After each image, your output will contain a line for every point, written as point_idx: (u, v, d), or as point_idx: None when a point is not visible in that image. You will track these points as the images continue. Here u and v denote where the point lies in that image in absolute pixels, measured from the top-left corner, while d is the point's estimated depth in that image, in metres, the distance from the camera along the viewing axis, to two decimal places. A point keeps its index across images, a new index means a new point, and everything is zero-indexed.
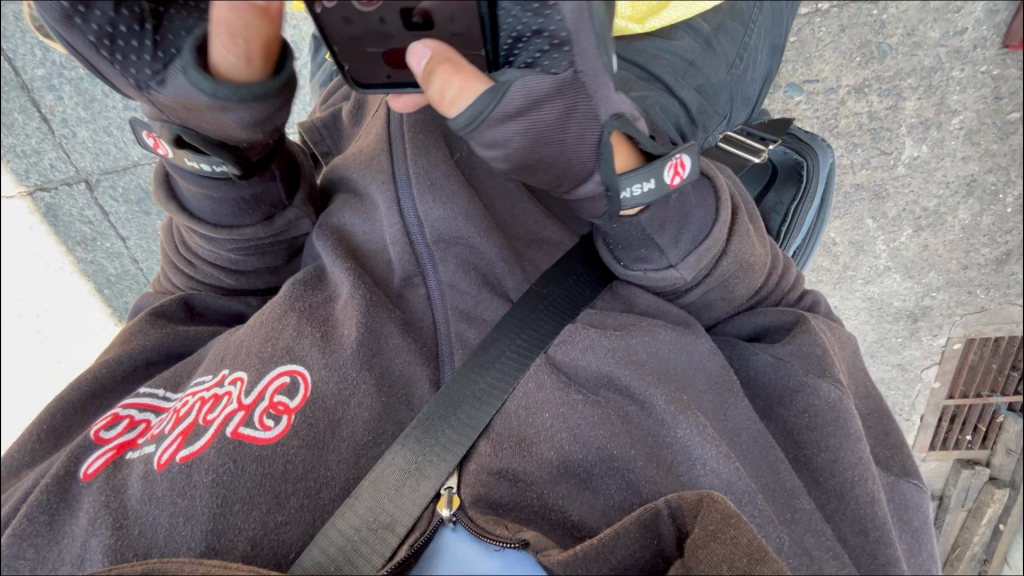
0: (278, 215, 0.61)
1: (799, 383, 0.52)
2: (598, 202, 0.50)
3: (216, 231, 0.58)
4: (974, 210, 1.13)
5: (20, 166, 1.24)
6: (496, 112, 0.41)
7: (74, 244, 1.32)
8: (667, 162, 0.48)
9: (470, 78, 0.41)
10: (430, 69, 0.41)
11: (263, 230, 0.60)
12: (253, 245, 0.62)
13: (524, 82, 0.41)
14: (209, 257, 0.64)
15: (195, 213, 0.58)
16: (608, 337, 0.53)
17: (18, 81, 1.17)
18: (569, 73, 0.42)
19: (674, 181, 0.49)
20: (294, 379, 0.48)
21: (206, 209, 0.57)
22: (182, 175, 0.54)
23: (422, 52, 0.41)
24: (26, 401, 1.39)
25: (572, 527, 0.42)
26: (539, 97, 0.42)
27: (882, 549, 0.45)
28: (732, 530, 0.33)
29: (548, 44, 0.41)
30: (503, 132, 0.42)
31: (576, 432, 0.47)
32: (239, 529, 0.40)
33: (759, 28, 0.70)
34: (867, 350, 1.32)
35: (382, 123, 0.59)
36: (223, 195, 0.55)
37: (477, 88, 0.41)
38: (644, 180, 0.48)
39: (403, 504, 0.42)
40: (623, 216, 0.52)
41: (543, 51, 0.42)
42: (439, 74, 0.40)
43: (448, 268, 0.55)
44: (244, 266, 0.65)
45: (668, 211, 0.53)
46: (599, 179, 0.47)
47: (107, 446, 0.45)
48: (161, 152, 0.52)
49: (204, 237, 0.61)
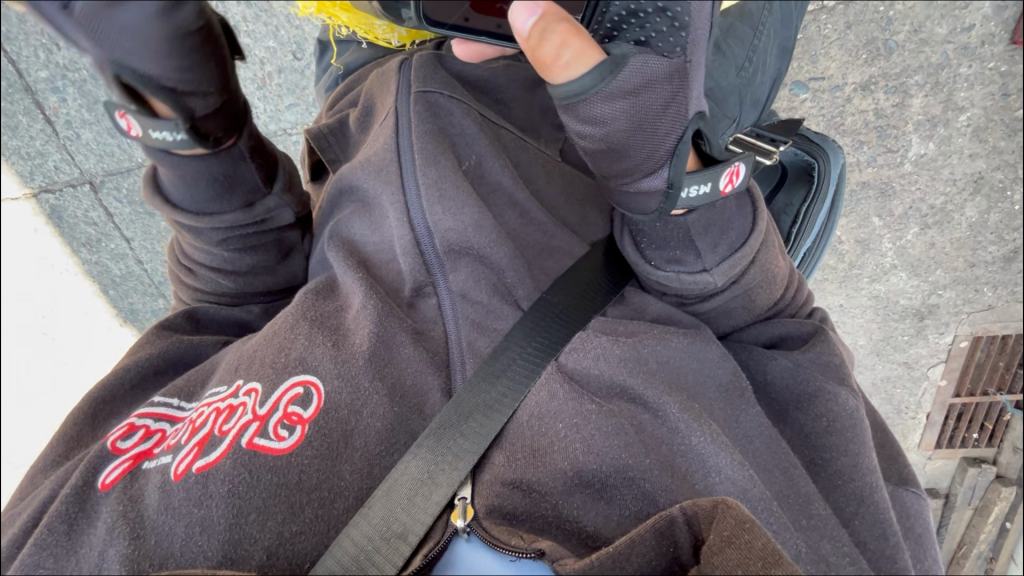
0: (258, 202, 0.63)
1: (818, 388, 0.52)
2: (654, 198, 0.51)
3: (198, 218, 0.59)
4: (981, 208, 1.12)
5: (25, 168, 1.24)
6: (610, 87, 0.43)
7: (79, 245, 1.33)
8: (726, 168, 0.51)
9: (587, 45, 0.42)
10: (549, 23, 0.40)
11: (245, 215, 0.62)
12: (241, 237, 0.64)
13: (643, 60, 0.44)
14: (205, 260, 0.65)
15: (177, 204, 0.60)
16: (621, 345, 0.53)
17: (21, 83, 1.16)
18: (681, 59, 0.46)
19: (727, 188, 0.53)
20: (308, 389, 0.48)
21: (186, 195, 0.58)
22: (152, 153, 0.55)
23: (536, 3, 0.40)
24: (27, 406, 1.36)
25: (586, 537, 0.42)
26: (646, 80, 0.44)
27: (899, 553, 0.44)
28: (747, 534, 0.32)
29: (666, 26, 0.46)
30: (605, 110, 0.44)
31: (590, 442, 0.46)
32: (254, 540, 0.40)
33: (768, 30, 0.69)
34: (872, 348, 1.31)
35: (389, 132, 0.58)
36: (198, 175, 0.57)
37: (592, 57, 0.43)
38: (701, 182, 0.50)
39: (416, 513, 0.41)
40: (672, 216, 0.53)
41: (657, 33, 0.46)
42: (562, 33, 0.41)
43: (459, 278, 0.55)
44: (239, 264, 0.66)
45: (714, 216, 0.54)
46: (665, 175, 0.49)
47: (124, 456, 0.45)
48: (132, 132, 0.52)
49: (192, 232, 0.62)
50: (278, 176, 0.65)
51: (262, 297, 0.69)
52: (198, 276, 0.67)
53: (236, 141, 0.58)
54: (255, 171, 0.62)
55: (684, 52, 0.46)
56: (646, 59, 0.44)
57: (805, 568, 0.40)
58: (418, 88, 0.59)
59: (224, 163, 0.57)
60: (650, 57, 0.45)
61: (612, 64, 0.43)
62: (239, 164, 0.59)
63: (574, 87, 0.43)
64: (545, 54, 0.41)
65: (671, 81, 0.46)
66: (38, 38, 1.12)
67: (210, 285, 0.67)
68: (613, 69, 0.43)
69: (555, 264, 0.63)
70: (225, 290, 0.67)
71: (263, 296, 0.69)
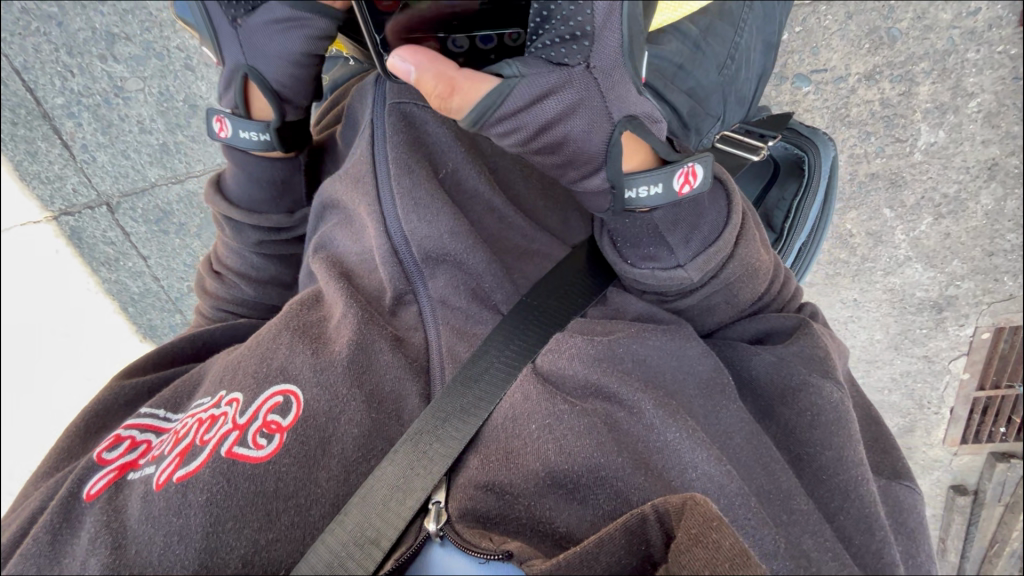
0: (298, 210, 0.74)
1: (803, 382, 0.51)
2: (603, 198, 0.55)
3: (245, 214, 0.70)
4: (997, 195, 1.08)
5: (45, 192, 1.28)
6: (498, 112, 0.48)
7: (99, 264, 1.36)
8: (678, 169, 0.53)
9: (475, 82, 0.48)
10: (423, 83, 0.48)
11: (285, 221, 0.72)
12: (272, 243, 0.73)
13: (529, 81, 0.48)
14: (236, 264, 0.74)
15: (234, 202, 0.71)
16: (596, 345, 0.52)
17: (40, 110, 1.20)
18: (582, 67, 0.49)
19: (683, 189, 0.54)
20: (287, 398, 0.49)
21: (245, 194, 0.70)
22: (235, 155, 0.69)
23: (405, 67, 0.48)
24: (59, 415, 1.46)
25: (560, 537, 0.42)
26: (546, 91, 0.49)
27: (886, 549, 0.43)
28: (714, 533, 0.33)
29: (569, 35, 0.48)
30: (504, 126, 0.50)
31: (562, 443, 0.46)
32: (231, 548, 0.41)
33: (750, 28, 0.69)
34: (890, 343, 1.28)
35: (366, 145, 0.59)
36: (261, 176, 0.69)
37: (481, 91, 0.48)
38: (652, 182, 0.53)
39: (390, 517, 0.42)
40: (637, 212, 0.55)
41: (561, 39, 0.49)
42: (436, 90, 0.48)
43: (437, 284, 0.56)
44: (262, 272, 0.74)
45: (684, 212, 0.55)
46: (605, 175, 0.52)
47: (108, 467, 0.46)
48: (223, 134, 0.66)
49: (234, 229, 0.72)
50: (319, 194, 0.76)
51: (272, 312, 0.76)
52: (225, 280, 0.75)
53: (297, 155, 0.70)
54: (304, 185, 0.73)
55: (588, 59, 0.49)
56: (540, 75, 0.48)
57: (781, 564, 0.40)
58: (393, 100, 0.60)
59: (279, 171, 0.69)
60: (541, 74, 0.48)
61: (497, 91, 0.47)
62: (294, 174, 0.71)
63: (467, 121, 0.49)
64: (434, 103, 0.49)
65: (572, 89, 0.49)
66: (54, 66, 1.15)
67: (232, 289, 0.75)
68: (500, 97, 0.47)
69: (537, 267, 0.63)
70: (244, 297, 0.74)
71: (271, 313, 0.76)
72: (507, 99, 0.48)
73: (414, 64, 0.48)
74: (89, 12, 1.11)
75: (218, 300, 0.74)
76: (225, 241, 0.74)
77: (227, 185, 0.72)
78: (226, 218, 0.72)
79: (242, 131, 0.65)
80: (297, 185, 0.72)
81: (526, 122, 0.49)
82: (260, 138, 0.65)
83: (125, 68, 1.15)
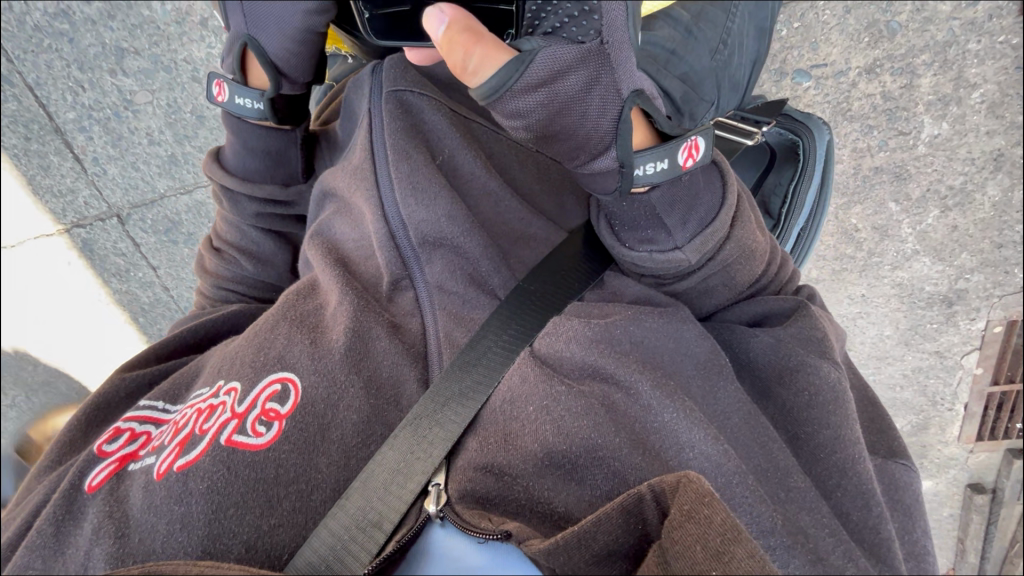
0: (292, 185, 0.75)
1: (799, 362, 0.51)
2: (610, 178, 0.54)
3: (240, 181, 0.72)
4: (1005, 185, 1.06)
5: (57, 206, 1.30)
6: (518, 83, 0.46)
7: (110, 276, 1.39)
8: (680, 144, 0.53)
9: (498, 50, 0.46)
10: (450, 34, 0.45)
11: (279, 191, 0.73)
12: (268, 217, 0.75)
13: (547, 53, 0.46)
14: (235, 239, 0.76)
15: (230, 170, 0.73)
16: (592, 328, 0.52)
17: (52, 125, 1.23)
18: (595, 41, 0.48)
19: (687, 163, 0.54)
20: (285, 386, 0.49)
21: (242, 163, 0.72)
22: (232, 122, 0.71)
23: (439, 17, 0.45)
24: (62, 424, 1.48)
25: (559, 518, 0.42)
26: (564, 66, 0.47)
27: (883, 524, 0.43)
28: (706, 509, 0.33)
29: (578, 12, 0.50)
30: (522, 103, 0.47)
31: (560, 424, 0.46)
32: (233, 533, 0.41)
33: (742, 14, 0.71)
34: (900, 338, 1.24)
35: (364, 136, 0.60)
36: (257, 145, 0.71)
37: (503, 60, 0.46)
38: (657, 159, 0.53)
39: (390, 500, 0.42)
40: (634, 194, 0.55)
41: (570, 18, 0.50)
42: (461, 42, 0.45)
43: (435, 270, 0.56)
44: (260, 247, 0.76)
45: (681, 192, 0.55)
46: (615, 155, 0.52)
47: (109, 459, 0.47)
48: (219, 97, 0.68)
49: (231, 203, 0.74)
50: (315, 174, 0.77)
51: (272, 290, 0.77)
52: (225, 256, 0.76)
53: (295, 129, 0.72)
54: (300, 159, 0.74)
55: (599, 35, 0.49)
56: (557, 47, 0.47)
57: (778, 541, 0.39)
58: (389, 88, 0.61)
59: (274, 141, 0.71)
60: (558, 46, 0.47)
61: (519, 60, 0.45)
62: (289, 148, 0.73)
63: (481, 91, 0.46)
64: (451, 63, 0.46)
65: (587, 64, 0.48)
66: (66, 81, 1.18)
67: (230, 265, 0.76)
68: (520, 67, 0.45)
69: (533, 253, 0.64)
70: (244, 274, 0.75)
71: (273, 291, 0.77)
72: (527, 71, 0.45)
73: (451, 16, 0.45)
74: (99, 28, 1.13)
75: (219, 278, 0.75)
76: (224, 217, 0.76)
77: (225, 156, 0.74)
78: (225, 190, 0.74)
79: (238, 97, 0.66)
80: (290, 161, 0.73)
81: (544, 98, 0.47)
82: (254, 105, 0.66)
83: (134, 81, 1.18)
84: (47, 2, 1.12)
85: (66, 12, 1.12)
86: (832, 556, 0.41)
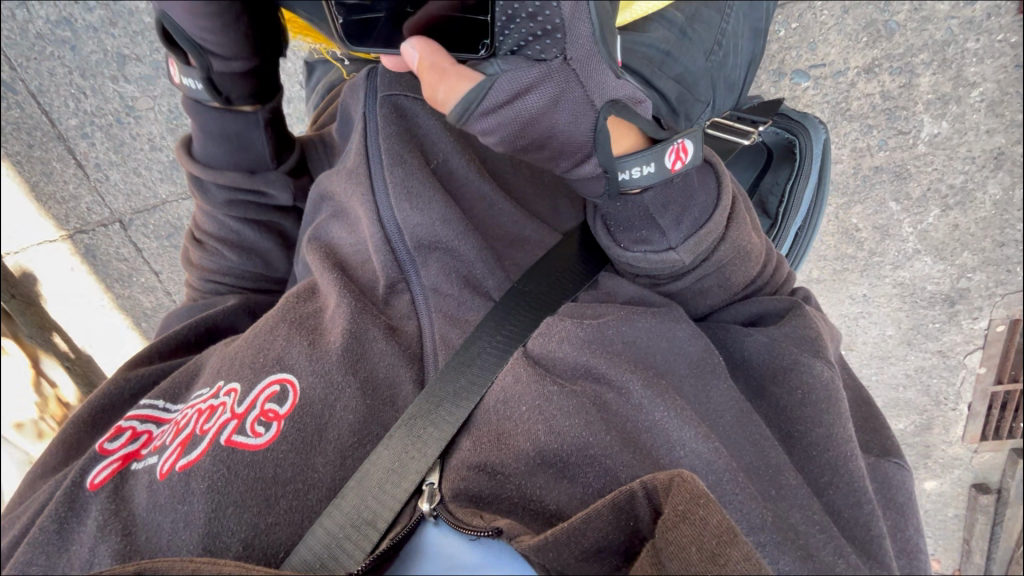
0: (259, 172, 0.74)
1: (793, 361, 0.51)
2: (598, 183, 0.55)
3: (204, 170, 0.72)
4: (1006, 184, 1.05)
5: (60, 212, 1.31)
6: (481, 107, 0.48)
7: (113, 281, 1.40)
8: (668, 147, 0.53)
9: (461, 79, 0.49)
10: (422, 72, 0.50)
11: (244, 179, 0.72)
12: (242, 205, 0.74)
13: (509, 77, 0.48)
14: (217, 231, 0.76)
15: (198, 160, 0.73)
16: (585, 328, 0.52)
17: (54, 132, 1.23)
18: (558, 60, 0.49)
19: (675, 166, 0.54)
20: (284, 386, 0.50)
21: (206, 152, 0.72)
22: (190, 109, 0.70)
23: (412, 55, 0.50)
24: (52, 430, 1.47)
25: (550, 515, 0.42)
26: (525, 86, 0.49)
27: (874, 521, 0.43)
28: (701, 510, 0.33)
29: (540, 30, 0.49)
30: (486, 124, 0.49)
31: (552, 423, 0.46)
32: (232, 532, 0.41)
33: (737, 15, 0.72)
34: (902, 338, 1.24)
35: (359, 140, 0.61)
36: (212, 129, 0.70)
37: (466, 86, 0.48)
38: (643, 163, 0.53)
39: (386, 499, 0.43)
40: (627, 195, 0.56)
41: (533, 37, 0.49)
42: (428, 78, 0.49)
43: (430, 272, 0.57)
44: (242, 236, 0.76)
45: (674, 194, 0.56)
46: (597, 161, 0.53)
47: (112, 457, 0.47)
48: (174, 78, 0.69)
49: (203, 194, 0.75)
50: (286, 158, 0.76)
51: (258, 279, 0.78)
52: (208, 248, 0.77)
53: (256, 110, 0.71)
54: (266, 143, 0.73)
55: (563, 52, 0.50)
56: (519, 70, 0.48)
57: (767, 538, 0.39)
58: (384, 92, 0.62)
59: (229, 125, 0.70)
60: (519, 70, 0.49)
61: (479, 87, 0.48)
62: (252, 131, 0.71)
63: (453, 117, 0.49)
64: (424, 96, 0.50)
65: (551, 81, 0.49)
66: (68, 88, 1.19)
67: (214, 257, 0.76)
68: (483, 90, 0.48)
69: (527, 255, 0.64)
70: (229, 264, 0.76)
71: (259, 279, 0.78)
72: (486, 96, 0.48)
73: (422, 56, 0.49)
74: (101, 35, 1.14)
75: (205, 271, 0.76)
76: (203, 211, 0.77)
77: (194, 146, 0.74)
78: (195, 180, 0.74)
79: (185, 79, 0.66)
80: (258, 150, 0.73)
81: (509, 117, 0.49)
82: (198, 87, 0.66)
83: (135, 88, 1.19)
84: (49, 10, 1.13)
85: (68, 19, 1.13)
86: (822, 552, 0.41)
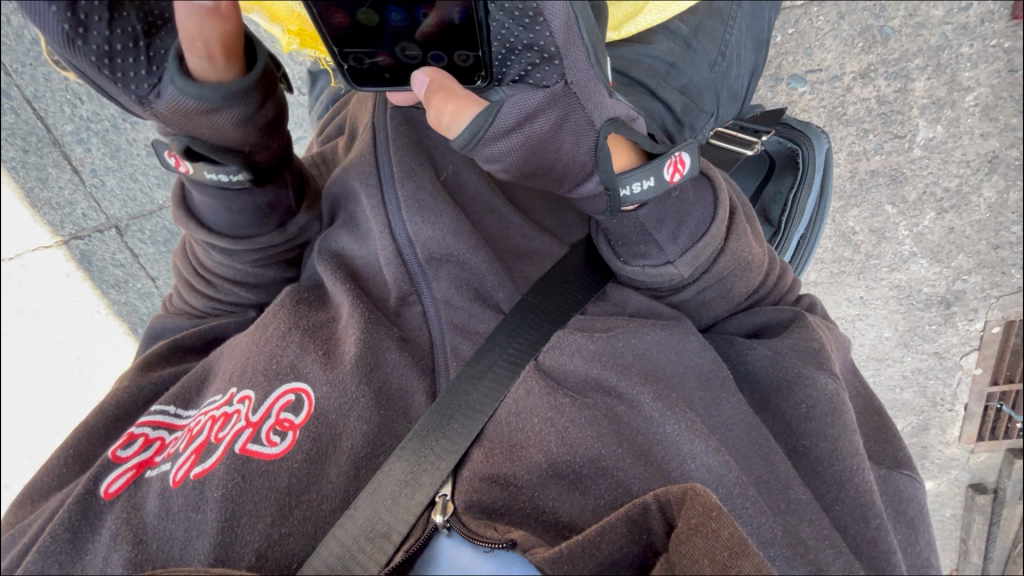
0: (291, 222, 0.65)
1: (797, 374, 0.51)
2: (600, 200, 0.55)
3: (234, 241, 0.62)
4: (999, 187, 1.06)
5: (55, 217, 1.30)
6: (490, 131, 0.49)
7: (109, 287, 1.39)
8: (667, 159, 0.53)
9: (468, 102, 0.48)
10: (428, 95, 0.49)
11: (281, 237, 0.64)
12: (270, 256, 0.67)
13: (514, 101, 0.49)
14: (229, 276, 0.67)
15: (212, 225, 0.61)
16: (595, 341, 0.53)
17: (50, 137, 1.23)
18: (560, 84, 0.50)
19: (674, 178, 0.54)
20: (299, 396, 0.50)
21: (225, 220, 0.61)
22: (200, 192, 0.59)
23: (419, 81, 0.50)
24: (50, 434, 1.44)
25: (562, 527, 0.43)
26: (531, 110, 0.50)
27: (882, 536, 0.43)
28: (713, 523, 0.33)
29: (539, 58, 0.50)
30: (498, 147, 0.50)
31: (564, 435, 0.47)
32: (245, 542, 0.41)
33: (740, 24, 0.73)
34: (899, 340, 1.25)
35: (369, 152, 0.61)
36: (242, 206, 0.60)
37: (473, 110, 0.48)
38: (643, 177, 0.53)
39: (400, 512, 0.43)
40: (623, 211, 0.56)
41: (533, 64, 0.50)
42: (435, 99, 0.49)
43: (441, 285, 0.57)
44: (261, 278, 0.68)
45: (667, 209, 0.56)
46: (598, 179, 0.53)
47: (125, 465, 0.47)
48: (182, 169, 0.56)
49: (223, 252, 0.64)
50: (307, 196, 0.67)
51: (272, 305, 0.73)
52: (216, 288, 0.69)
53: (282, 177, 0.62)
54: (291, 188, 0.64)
55: (563, 77, 0.50)
56: (524, 94, 0.49)
57: (776, 551, 0.40)
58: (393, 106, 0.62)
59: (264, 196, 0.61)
60: (523, 94, 0.49)
61: (488, 111, 0.48)
62: (280, 192, 0.63)
63: (459, 140, 0.48)
64: (429, 119, 0.49)
65: (554, 106, 0.50)
66: (64, 94, 1.19)
67: (229, 299, 0.69)
68: (490, 117, 0.48)
69: (536, 267, 0.64)
70: (242, 304, 0.69)
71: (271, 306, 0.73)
72: (496, 119, 0.48)
73: (430, 78, 0.49)
74: None
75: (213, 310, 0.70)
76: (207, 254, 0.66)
77: (198, 210, 0.61)
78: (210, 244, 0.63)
79: (209, 173, 0.55)
80: (286, 199, 0.64)
81: (518, 141, 0.50)
82: (233, 178, 0.56)
83: None
84: None
85: None
86: (833, 568, 0.41)
